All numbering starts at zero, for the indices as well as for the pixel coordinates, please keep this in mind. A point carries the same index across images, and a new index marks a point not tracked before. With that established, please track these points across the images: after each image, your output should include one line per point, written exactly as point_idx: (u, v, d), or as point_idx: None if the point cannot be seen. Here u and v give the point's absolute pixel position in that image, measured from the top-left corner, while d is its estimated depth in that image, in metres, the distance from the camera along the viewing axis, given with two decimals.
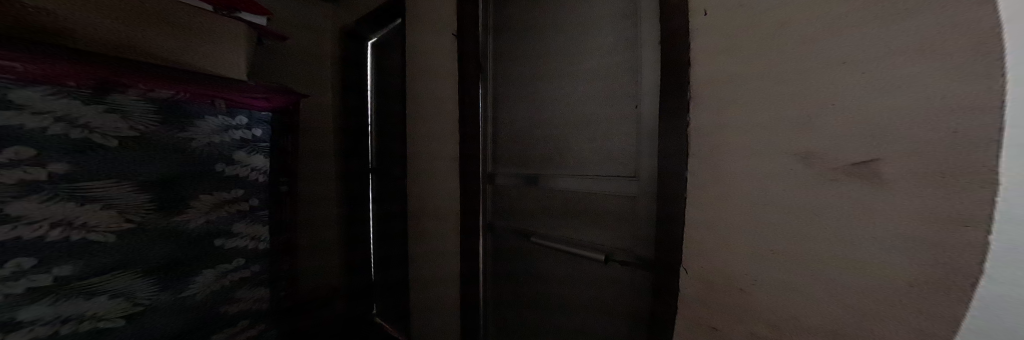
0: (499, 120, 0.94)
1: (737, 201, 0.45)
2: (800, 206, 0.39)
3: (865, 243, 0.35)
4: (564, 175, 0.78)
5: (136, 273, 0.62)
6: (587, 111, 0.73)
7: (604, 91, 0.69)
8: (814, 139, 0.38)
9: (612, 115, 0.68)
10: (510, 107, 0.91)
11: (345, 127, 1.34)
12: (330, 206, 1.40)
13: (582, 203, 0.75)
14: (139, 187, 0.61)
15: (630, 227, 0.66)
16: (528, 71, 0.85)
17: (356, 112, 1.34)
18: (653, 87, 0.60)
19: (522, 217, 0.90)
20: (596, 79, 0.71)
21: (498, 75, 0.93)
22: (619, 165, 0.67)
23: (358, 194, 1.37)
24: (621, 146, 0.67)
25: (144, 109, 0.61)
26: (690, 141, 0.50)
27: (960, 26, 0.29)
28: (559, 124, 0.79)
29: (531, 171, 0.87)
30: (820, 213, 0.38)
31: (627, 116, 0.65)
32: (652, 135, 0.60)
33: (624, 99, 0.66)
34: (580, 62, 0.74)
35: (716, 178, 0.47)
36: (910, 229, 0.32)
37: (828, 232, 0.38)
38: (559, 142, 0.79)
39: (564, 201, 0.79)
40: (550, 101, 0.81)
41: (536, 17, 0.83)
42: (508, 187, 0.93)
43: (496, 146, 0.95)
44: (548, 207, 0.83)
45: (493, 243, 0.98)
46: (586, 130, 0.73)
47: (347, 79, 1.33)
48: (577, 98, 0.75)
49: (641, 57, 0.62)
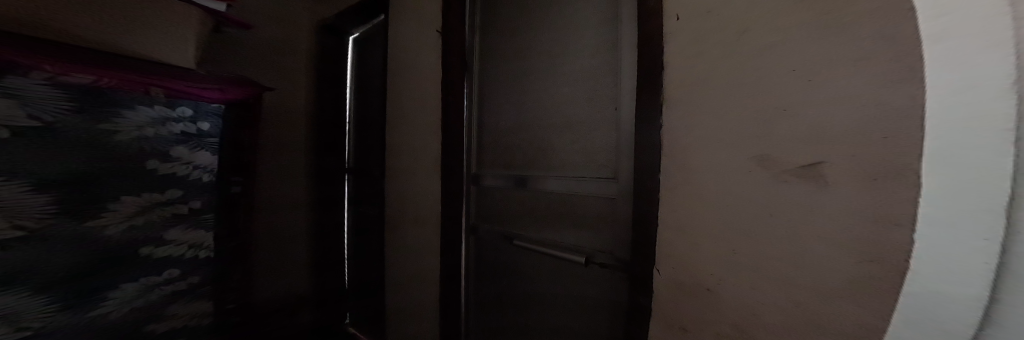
0: (484, 120, 0.91)
1: (700, 201, 0.45)
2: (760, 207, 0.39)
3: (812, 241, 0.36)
4: (547, 176, 0.77)
5: (28, 291, 0.53)
6: (570, 112, 0.72)
7: (584, 95, 0.69)
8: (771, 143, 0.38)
9: (591, 119, 0.68)
10: (493, 108, 0.89)
11: None
12: None
13: (562, 204, 0.75)
14: (37, 188, 0.53)
15: (609, 229, 0.66)
16: (511, 72, 0.84)
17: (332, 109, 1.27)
18: (627, 91, 0.61)
19: (505, 219, 0.88)
20: (578, 82, 0.70)
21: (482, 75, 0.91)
22: (599, 167, 0.67)
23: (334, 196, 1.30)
24: (599, 149, 0.67)
25: (52, 96, 0.53)
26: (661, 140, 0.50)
27: (890, 40, 0.31)
28: (542, 124, 0.78)
29: (514, 173, 0.85)
30: (775, 212, 0.39)
31: (604, 119, 0.65)
32: (626, 136, 0.61)
33: (602, 103, 0.66)
34: (559, 65, 0.74)
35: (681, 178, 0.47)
36: (855, 226, 0.33)
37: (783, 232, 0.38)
38: (542, 143, 0.78)
39: (547, 203, 0.78)
40: (533, 102, 0.79)
41: (521, 17, 0.82)
42: (490, 189, 0.91)
43: (479, 146, 0.92)
44: (532, 209, 0.81)
45: (475, 245, 0.95)
46: (568, 133, 0.72)
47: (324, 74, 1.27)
48: (560, 99, 0.74)
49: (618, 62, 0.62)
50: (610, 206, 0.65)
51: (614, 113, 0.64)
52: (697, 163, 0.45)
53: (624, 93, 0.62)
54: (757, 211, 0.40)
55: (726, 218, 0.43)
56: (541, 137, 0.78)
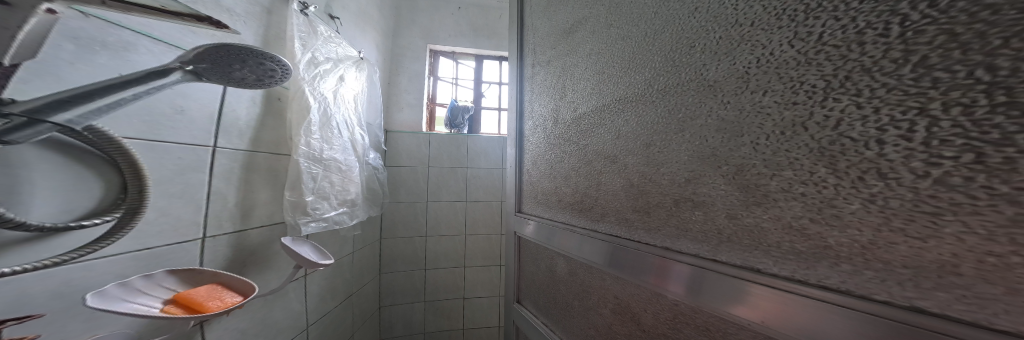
0: (581, 132, 0.61)
1: (846, 270, 0.22)
2: (953, 294, 0.18)
3: (796, 323, 0.25)
4: (685, 238, 0.37)
5: None
6: (824, 11, 0.25)
7: (662, 84, 0.43)
8: (1017, 99, 0.15)
9: (802, 46, 0.26)
10: (586, 113, 0.60)
11: (61, 143, 0.56)
12: (80, 318, 0.60)
13: (742, 309, 0.30)
14: None
15: (673, 324, 0.39)
16: (595, 68, 0.58)
17: (63, 77, 0.56)
18: (714, 59, 0.35)
19: (622, 315, 0.49)
20: (641, 74, 0.47)
21: (563, 67, 0.68)
22: (617, 221, 0.50)
23: (47, 255, 0.54)
24: (716, 189, 0.33)
25: None
26: (789, 152, 0.27)
27: None
28: (711, 93, 0.35)
29: (587, 225, 0.57)
30: (783, 294, 0.26)
31: (746, 102, 0.31)
32: (746, 151, 0.31)
33: (693, 90, 0.37)
34: (612, 60, 0.53)
35: (801, 240, 0.25)
36: (830, 304, 0.23)
37: (920, 311, 0.19)
38: (729, 132, 0.32)
39: (698, 304, 0.35)
40: (666, 79, 0.42)
41: (560, 21, 0.70)
42: (573, 253, 0.60)
43: (570, 178, 0.64)
44: (588, 285, 0.57)
45: (566, 330, 0.65)
46: (819, 91, 0.25)
47: (64, 40, 0.56)
48: (742, 15, 0.32)
49: (707, 3, 0.36)
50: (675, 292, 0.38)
51: (765, 87, 0.29)
52: (802, 202, 0.25)
53: (720, 60, 0.34)
54: (773, 293, 0.27)
55: (744, 299, 0.30)
56: (605, 167, 0.54)
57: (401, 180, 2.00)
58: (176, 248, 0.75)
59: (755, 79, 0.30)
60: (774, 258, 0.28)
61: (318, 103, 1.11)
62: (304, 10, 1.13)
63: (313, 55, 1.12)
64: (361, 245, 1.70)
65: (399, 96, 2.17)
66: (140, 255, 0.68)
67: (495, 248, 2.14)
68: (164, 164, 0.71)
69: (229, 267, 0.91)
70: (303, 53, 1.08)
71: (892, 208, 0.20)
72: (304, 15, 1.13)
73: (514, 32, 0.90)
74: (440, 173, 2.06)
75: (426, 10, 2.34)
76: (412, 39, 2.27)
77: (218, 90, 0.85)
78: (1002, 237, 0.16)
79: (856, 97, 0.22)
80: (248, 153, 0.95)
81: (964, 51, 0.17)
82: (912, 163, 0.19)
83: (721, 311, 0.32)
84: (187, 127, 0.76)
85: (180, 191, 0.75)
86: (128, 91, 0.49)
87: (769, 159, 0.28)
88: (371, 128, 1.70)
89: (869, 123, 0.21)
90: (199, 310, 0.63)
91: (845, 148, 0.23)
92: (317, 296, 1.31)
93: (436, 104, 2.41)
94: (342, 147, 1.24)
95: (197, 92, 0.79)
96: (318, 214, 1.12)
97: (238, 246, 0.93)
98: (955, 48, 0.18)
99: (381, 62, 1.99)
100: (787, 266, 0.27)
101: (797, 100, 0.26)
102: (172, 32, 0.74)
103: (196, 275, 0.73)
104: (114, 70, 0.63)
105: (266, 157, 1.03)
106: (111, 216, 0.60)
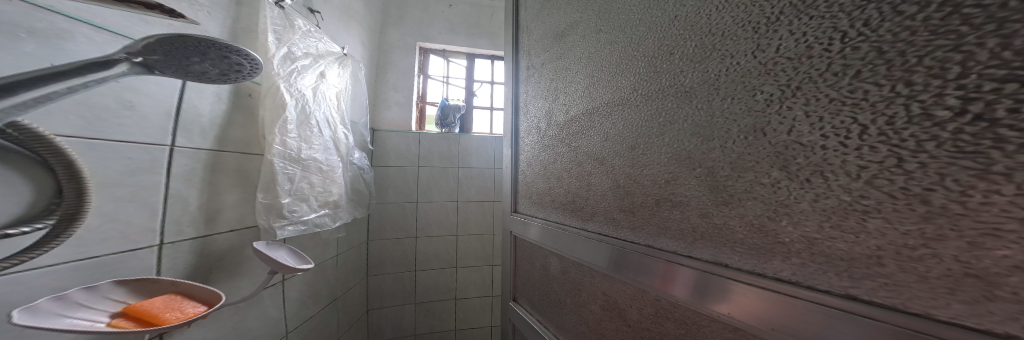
0: (570, 134, 0.63)
1: (796, 263, 0.25)
2: (878, 282, 0.20)
3: (755, 313, 0.27)
4: (665, 236, 0.39)
5: None
6: (782, 25, 0.27)
7: (645, 89, 0.44)
8: (931, 112, 0.18)
9: (764, 58, 0.28)
10: (576, 115, 0.62)
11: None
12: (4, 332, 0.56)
13: (710, 302, 0.32)
14: None
15: (655, 318, 0.41)
16: (585, 70, 0.60)
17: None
18: (690, 66, 0.37)
19: (609, 310, 0.51)
20: (626, 79, 0.49)
21: (556, 67, 0.70)
22: (605, 220, 0.52)
23: None
24: (691, 190, 0.35)
25: None
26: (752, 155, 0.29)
27: None
28: (687, 98, 0.37)
29: (578, 225, 0.59)
30: (745, 287, 0.28)
31: (716, 107, 0.33)
32: (717, 154, 0.32)
33: (672, 96, 0.39)
34: (601, 64, 0.55)
35: (761, 237, 0.28)
36: (782, 295, 0.25)
37: (852, 298, 0.21)
38: (703, 135, 0.34)
39: (674, 297, 0.37)
40: (648, 84, 0.44)
41: (552, 25, 0.71)
42: (564, 251, 0.62)
43: (561, 178, 0.66)
44: (578, 282, 0.59)
45: (560, 328, 0.66)
46: (777, 100, 0.27)
47: None
48: (714, 25, 0.34)
49: (685, 12, 0.38)
50: (660, 288, 0.39)
51: (733, 94, 0.31)
52: (761, 202, 0.28)
53: (695, 67, 0.36)
54: (739, 286, 0.29)
55: (712, 291, 0.32)
56: (594, 168, 0.56)
57: (390, 181, 1.97)
58: (125, 257, 0.72)
59: (724, 86, 0.32)
60: (738, 254, 0.30)
61: (295, 101, 1.08)
62: (280, 3, 1.10)
63: (290, 50, 1.09)
64: (345, 248, 1.67)
65: (388, 95, 2.15)
66: (83, 265, 0.64)
67: (487, 248, 2.14)
68: (111, 163, 0.68)
69: (191, 273, 0.87)
70: (278, 47, 1.05)
71: (832, 207, 0.22)
72: (280, 9, 1.10)
73: (508, 33, 0.92)
74: (431, 173, 2.04)
75: (416, 8, 2.31)
76: (400, 37, 2.24)
77: (174, 84, 0.81)
78: (915, 232, 0.18)
79: (807, 106, 0.24)
80: (213, 152, 0.92)
81: (888, 67, 0.20)
82: (848, 167, 0.21)
83: (694, 304, 0.34)
84: (136, 123, 0.73)
85: (130, 194, 0.72)
86: (59, 84, 0.46)
87: (735, 162, 0.30)
88: (356, 127, 1.67)
89: (816, 130, 0.23)
90: (153, 322, 0.60)
91: (797, 152, 0.25)
92: (296, 301, 1.28)
93: (425, 103, 2.39)
94: (323, 147, 1.21)
95: (149, 87, 0.75)
96: (298, 216, 1.09)
97: (203, 252, 0.90)
98: (882, 63, 0.20)
99: (366, 60, 1.96)
100: (749, 261, 0.29)
101: (759, 108, 0.28)
102: (121, 19, 0.69)
103: (150, 285, 0.71)
104: (46, 60, 0.57)
105: (235, 156, 1.00)
106: (45, 222, 0.54)
